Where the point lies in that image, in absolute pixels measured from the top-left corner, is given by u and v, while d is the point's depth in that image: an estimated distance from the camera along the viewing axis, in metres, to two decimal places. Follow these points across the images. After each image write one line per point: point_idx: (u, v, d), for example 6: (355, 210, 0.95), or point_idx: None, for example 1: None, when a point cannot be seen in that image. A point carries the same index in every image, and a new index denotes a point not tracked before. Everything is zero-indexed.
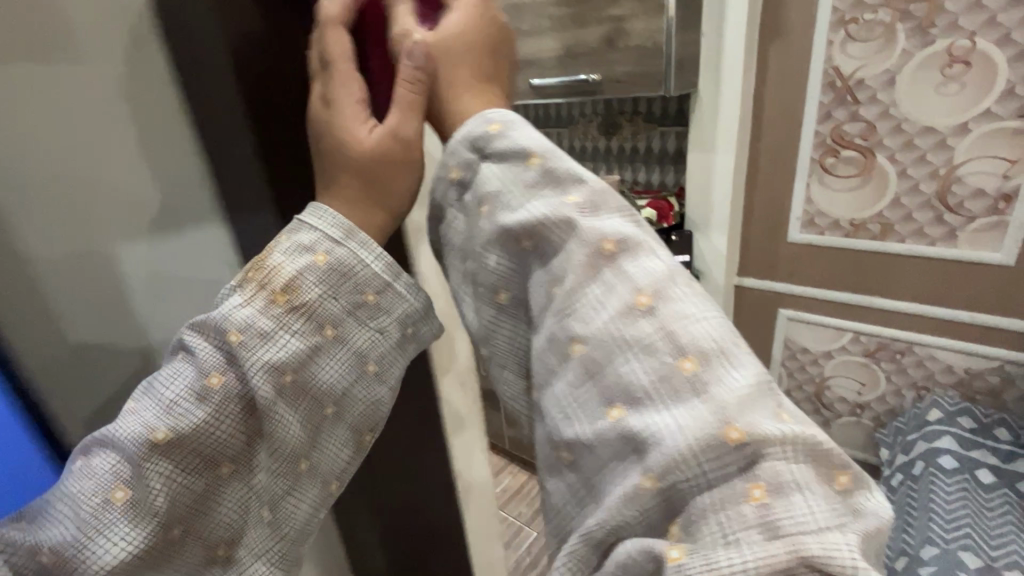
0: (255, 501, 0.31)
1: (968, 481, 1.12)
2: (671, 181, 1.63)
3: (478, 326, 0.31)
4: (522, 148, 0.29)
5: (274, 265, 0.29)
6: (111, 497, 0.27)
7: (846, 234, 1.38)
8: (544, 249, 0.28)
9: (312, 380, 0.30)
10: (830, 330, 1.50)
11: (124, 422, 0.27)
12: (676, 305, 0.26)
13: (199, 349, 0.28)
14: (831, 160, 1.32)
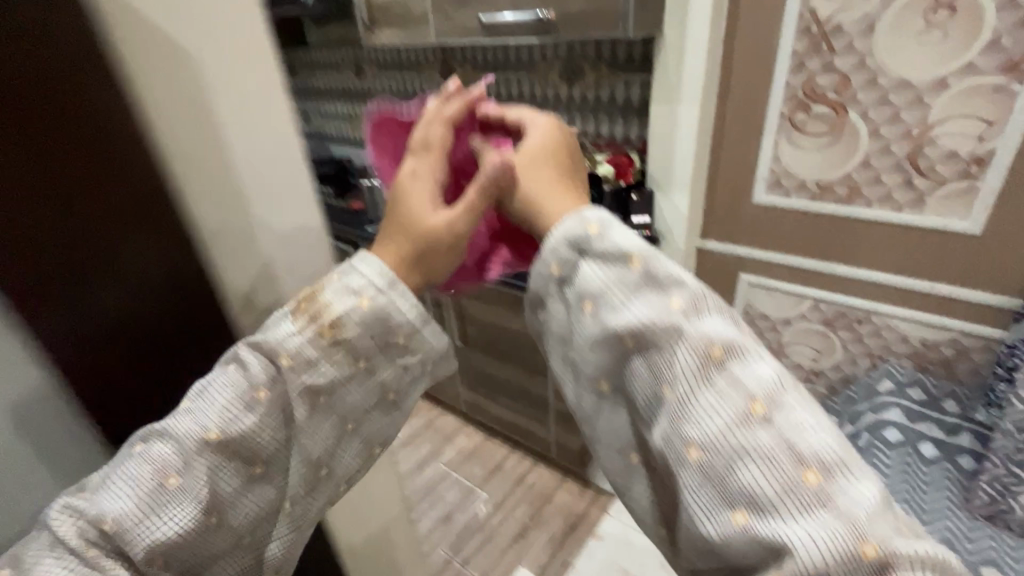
0: (279, 495, 0.41)
1: (909, 454, 1.11)
2: (635, 135, 1.52)
3: (591, 406, 0.45)
4: (621, 256, 0.42)
5: (324, 304, 0.40)
6: (166, 481, 0.35)
7: (812, 197, 1.30)
8: (649, 351, 0.39)
9: (338, 401, 0.41)
10: (790, 297, 1.45)
11: (182, 421, 0.36)
12: (786, 414, 0.35)
13: (250, 366, 0.37)
14: (801, 116, 1.23)
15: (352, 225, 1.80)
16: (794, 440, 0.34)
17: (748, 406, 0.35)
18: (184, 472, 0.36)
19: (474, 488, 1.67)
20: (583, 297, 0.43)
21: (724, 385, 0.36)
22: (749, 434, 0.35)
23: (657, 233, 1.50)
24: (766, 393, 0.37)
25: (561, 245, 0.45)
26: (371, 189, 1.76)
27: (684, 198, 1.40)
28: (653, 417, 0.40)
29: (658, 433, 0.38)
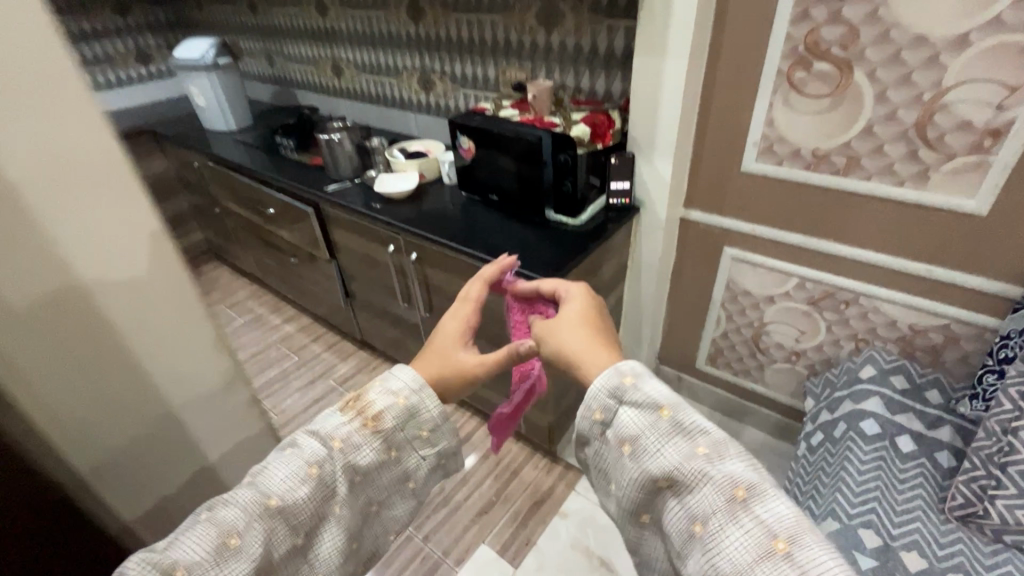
0: (307, 557, 0.55)
1: (886, 450, 1.05)
2: (617, 91, 1.37)
3: (636, 532, 0.59)
4: (655, 404, 0.57)
5: (370, 400, 0.62)
6: (227, 539, 0.49)
7: (806, 167, 1.18)
8: (680, 491, 0.52)
9: (370, 479, 0.61)
10: (775, 274, 1.36)
11: (247, 494, 0.52)
12: (802, 549, 0.46)
13: (308, 448, 0.56)
14: (800, 74, 1.09)
15: (312, 184, 1.66)
16: (800, 563, 0.45)
17: (767, 542, 0.47)
18: (243, 533, 0.50)
19: None
20: (624, 441, 0.57)
21: (746, 518, 0.48)
22: (766, 562, 0.46)
23: (637, 201, 1.39)
24: (779, 529, 0.47)
25: (603, 395, 0.60)
26: (330, 143, 1.58)
27: (667, 165, 1.28)
28: (687, 553, 0.51)
29: (696, 564, 0.49)
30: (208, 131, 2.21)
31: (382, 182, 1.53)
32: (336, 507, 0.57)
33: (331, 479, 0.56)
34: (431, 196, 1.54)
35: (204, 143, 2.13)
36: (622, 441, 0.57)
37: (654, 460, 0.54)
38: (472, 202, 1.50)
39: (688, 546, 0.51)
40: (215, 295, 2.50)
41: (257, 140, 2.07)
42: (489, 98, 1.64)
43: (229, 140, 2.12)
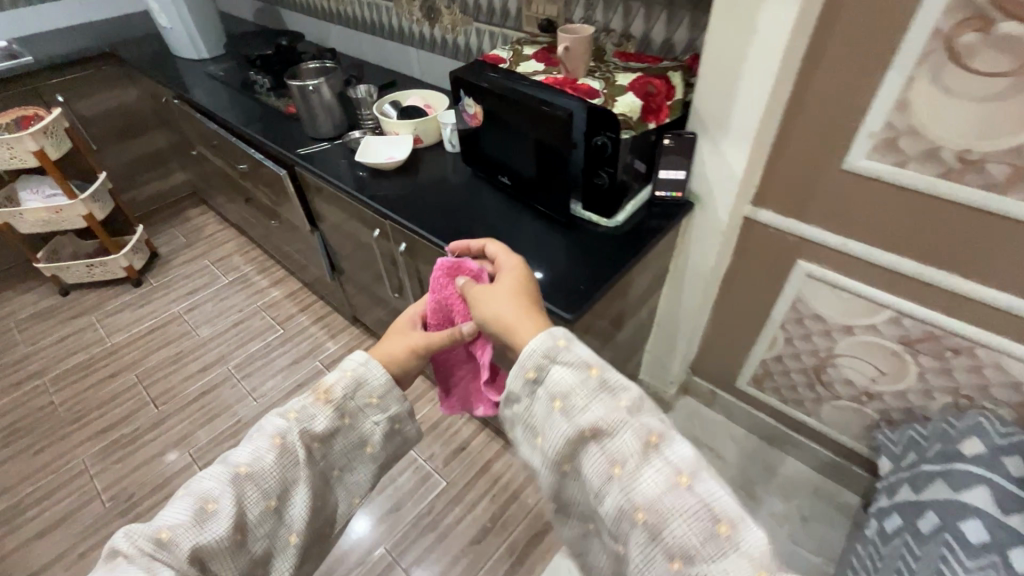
0: (281, 523, 0.57)
1: (994, 571, 0.80)
2: (681, 41, 0.99)
3: (544, 474, 0.60)
4: (585, 362, 0.58)
5: (334, 378, 0.64)
6: (204, 505, 0.53)
7: (943, 173, 0.83)
8: (600, 436, 0.55)
9: (333, 445, 0.62)
10: (862, 303, 1.05)
11: (206, 477, 0.55)
12: (703, 484, 0.50)
13: (272, 423, 0.59)
14: (968, 39, 0.72)
15: (284, 141, 1.35)
16: (705, 495, 0.50)
17: (673, 475, 0.51)
18: (217, 499, 0.53)
19: (431, 475, 1.43)
20: (555, 397, 0.58)
21: (658, 459, 0.52)
22: (673, 496, 0.50)
23: (691, 196, 1.07)
24: (683, 465, 0.52)
25: (536, 355, 0.60)
26: (303, 90, 1.22)
27: (740, 154, 0.95)
28: (604, 492, 0.54)
29: (613, 503, 0.52)
30: (178, 58, 1.87)
31: (366, 148, 1.22)
32: (302, 473, 0.58)
33: (295, 448, 0.58)
34: (427, 168, 1.22)
35: (170, 74, 1.80)
36: (553, 395, 0.58)
37: (583, 415, 0.56)
38: (477, 181, 1.19)
39: (604, 488, 0.53)
40: (197, 248, 2.26)
41: (231, 75, 1.73)
42: (507, 37, 1.27)
43: (200, 71, 1.79)
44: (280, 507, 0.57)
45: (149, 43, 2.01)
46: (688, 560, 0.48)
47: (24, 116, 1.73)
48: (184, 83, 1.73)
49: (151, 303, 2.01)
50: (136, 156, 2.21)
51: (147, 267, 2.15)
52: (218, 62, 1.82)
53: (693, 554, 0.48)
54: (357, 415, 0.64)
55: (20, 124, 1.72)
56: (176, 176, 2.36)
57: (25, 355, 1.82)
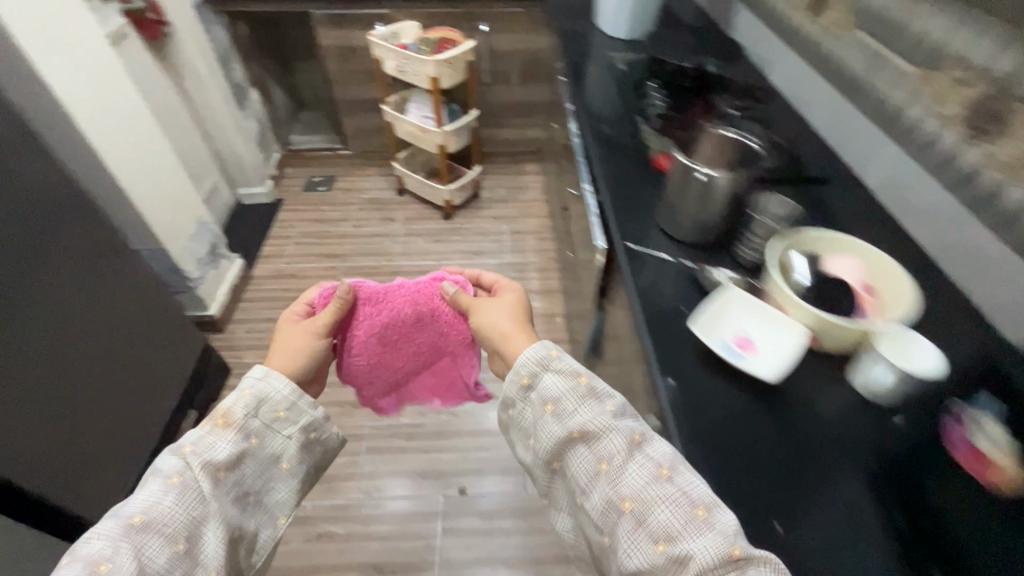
0: (185, 556, 0.63)
1: None
2: None
3: (542, 462, 0.70)
4: (577, 370, 0.69)
5: (226, 411, 0.72)
6: (97, 567, 0.57)
7: None
8: (586, 434, 0.64)
9: (238, 469, 0.71)
10: None
11: (100, 534, 0.61)
12: (681, 473, 0.59)
13: (167, 468, 0.66)
14: None
15: (628, 207, 0.98)
16: (683, 485, 0.58)
17: (654, 468, 0.59)
18: (110, 556, 0.59)
19: None
20: (549, 403, 0.68)
21: (641, 454, 0.61)
22: (653, 490, 0.58)
23: None
24: (663, 459, 0.60)
25: (531, 363, 0.71)
26: (687, 172, 0.81)
27: None
28: (591, 488, 0.62)
29: (600, 495, 0.60)
30: (597, 30, 1.62)
31: (721, 314, 0.72)
32: (211, 508, 0.66)
33: (197, 483, 0.66)
34: (790, 385, 0.69)
35: (577, 46, 1.57)
36: (546, 400, 0.68)
37: (572, 419, 0.65)
38: (860, 481, 0.61)
39: (593, 483, 0.61)
40: (509, 211, 2.19)
41: (632, 75, 1.40)
42: None
43: (605, 53, 1.50)
44: (191, 547, 0.64)
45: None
46: (671, 541, 0.55)
47: (441, 42, 1.80)
48: (580, 64, 1.48)
49: (444, 243, 2.05)
50: (515, 101, 2.19)
51: (463, 205, 2.20)
52: (629, 50, 1.50)
53: (674, 535, 0.55)
54: (265, 432, 0.74)
55: (437, 47, 1.79)
56: (532, 131, 2.30)
57: (347, 233, 2.08)
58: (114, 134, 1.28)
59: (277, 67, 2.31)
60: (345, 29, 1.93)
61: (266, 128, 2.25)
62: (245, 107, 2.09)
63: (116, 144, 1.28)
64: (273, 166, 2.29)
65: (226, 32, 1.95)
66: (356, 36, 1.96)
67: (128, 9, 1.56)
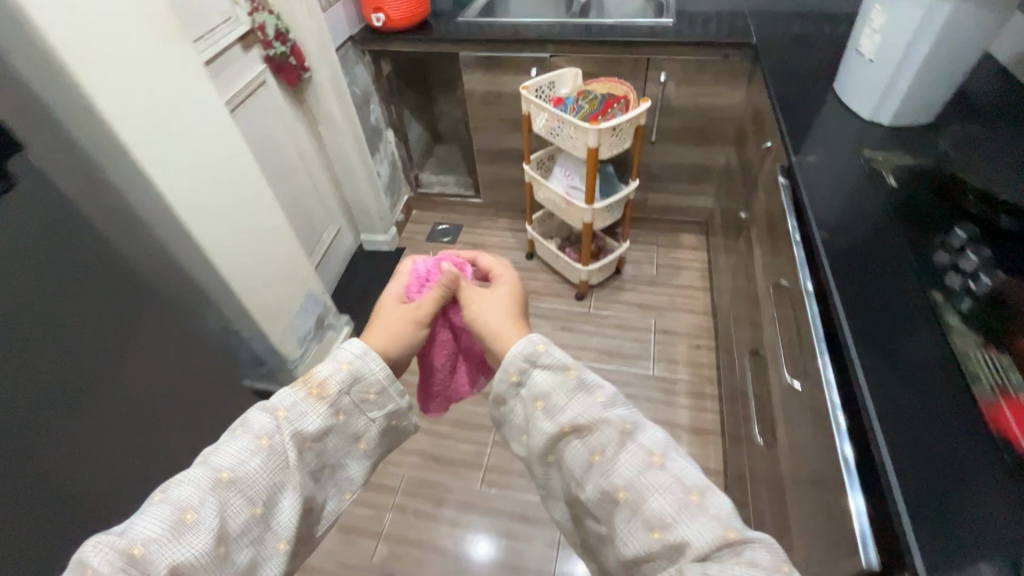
0: (266, 521, 0.54)
1: None
2: None
3: (542, 464, 0.66)
4: (563, 364, 0.64)
5: (317, 375, 0.61)
6: (182, 515, 0.49)
7: None
8: (583, 430, 0.60)
9: (323, 442, 0.60)
10: None
11: (183, 484, 0.51)
12: (676, 462, 0.56)
13: (257, 424, 0.55)
14: None
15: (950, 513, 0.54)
16: (674, 470, 0.56)
17: (646, 454, 0.57)
18: (198, 506, 0.49)
19: None
20: (538, 400, 0.63)
21: (632, 443, 0.58)
22: (653, 487, 0.54)
23: None
24: (655, 447, 0.58)
25: (516, 359, 0.66)
26: None
27: None
28: (585, 481, 0.58)
29: (592, 487, 0.57)
30: (838, 106, 1.14)
31: None
32: (293, 476, 0.56)
33: (288, 448, 0.56)
34: None
35: (806, 131, 1.10)
36: (536, 397, 0.63)
37: (562, 415, 0.61)
38: None
39: (585, 475, 0.59)
40: (659, 299, 1.78)
41: (904, 189, 0.91)
42: None
43: (854, 148, 1.02)
44: (266, 512, 0.54)
45: (816, 53, 1.33)
46: (666, 528, 0.52)
47: (606, 102, 1.44)
48: (816, 165, 1.01)
49: (574, 333, 1.70)
50: (684, 164, 1.76)
51: (602, 283, 1.83)
52: (894, 146, 1.01)
53: (666, 520, 0.53)
54: (348, 409, 0.63)
55: (600, 108, 1.43)
56: (699, 201, 1.87)
57: None
58: (225, 217, 1.11)
59: (417, 101, 2.16)
60: (496, 74, 1.67)
61: (399, 168, 2.09)
62: (379, 149, 1.93)
63: (229, 230, 1.12)
64: (400, 210, 2.14)
65: (371, 72, 1.79)
66: (506, 83, 1.68)
67: (270, 55, 1.44)
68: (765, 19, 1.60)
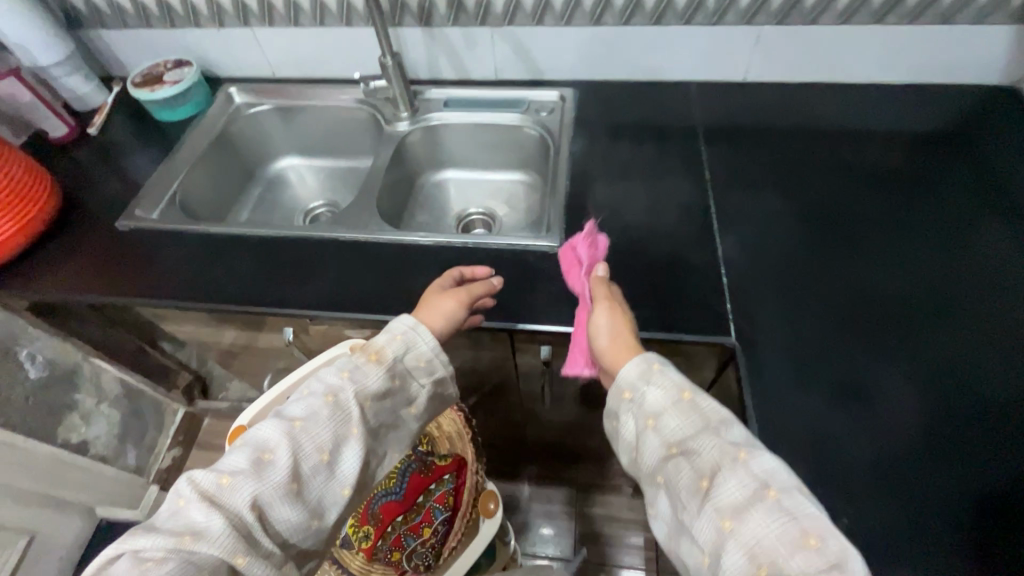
0: (320, 466, 0.55)
1: None
2: None
3: (648, 493, 0.49)
4: (680, 383, 0.50)
5: (378, 344, 0.61)
6: (262, 455, 0.53)
7: None
8: (689, 451, 0.47)
9: (379, 404, 0.59)
10: None
11: (264, 427, 0.56)
12: (765, 463, 0.44)
13: (326, 377, 0.59)
14: None
15: None
16: (793, 510, 0.42)
17: (761, 492, 0.42)
18: (274, 449, 0.54)
19: None
20: (648, 417, 0.50)
21: (744, 472, 0.44)
22: (757, 509, 0.42)
23: None
24: (769, 477, 0.43)
25: (625, 374, 0.52)
26: None
27: None
28: (689, 509, 0.45)
29: (698, 523, 0.44)
30: None
31: None
32: (353, 428, 0.57)
33: (347, 409, 0.57)
34: None
35: None
36: (644, 415, 0.50)
37: (676, 434, 0.48)
38: None
39: (693, 508, 0.45)
40: None
41: None
42: None
43: None
44: (333, 460, 0.55)
45: (926, 486, 0.52)
46: (739, 519, 0.42)
47: (410, 481, 0.67)
48: None
49: None
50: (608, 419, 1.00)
51: None
52: None
53: (780, 568, 0.40)
54: (403, 376, 0.61)
55: (382, 518, 0.67)
56: None
57: None
58: None
59: None
60: (218, 327, 0.83)
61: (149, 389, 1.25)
62: (79, 404, 1.08)
63: None
64: (171, 443, 1.32)
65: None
66: (251, 336, 0.85)
67: None
68: (771, 231, 0.72)
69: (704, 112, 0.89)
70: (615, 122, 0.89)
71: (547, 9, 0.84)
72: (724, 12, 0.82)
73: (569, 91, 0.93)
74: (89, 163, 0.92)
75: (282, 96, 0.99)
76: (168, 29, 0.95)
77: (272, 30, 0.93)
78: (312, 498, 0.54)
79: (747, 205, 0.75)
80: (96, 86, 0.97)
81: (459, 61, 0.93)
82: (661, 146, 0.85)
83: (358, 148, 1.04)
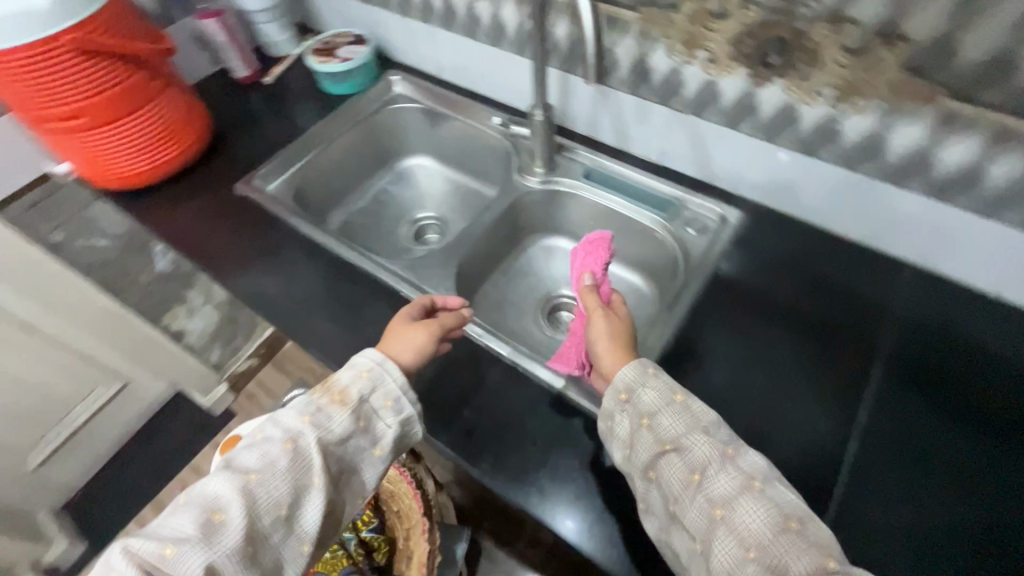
0: (278, 525, 0.45)
1: None
2: None
3: (640, 492, 0.46)
4: (673, 389, 0.48)
5: (341, 382, 0.52)
6: (211, 516, 0.44)
7: None
8: (682, 448, 0.44)
9: (342, 450, 0.50)
10: None
11: (211, 482, 0.46)
12: (750, 458, 0.43)
13: (282, 420, 0.49)
14: None
15: None
16: (778, 500, 0.41)
17: (747, 484, 0.41)
18: (225, 509, 0.44)
19: None
20: (642, 417, 0.47)
21: (734, 465, 0.43)
22: (748, 499, 0.41)
23: None
24: (755, 471, 0.42)
25: (622, 376, 0.50)
26: None
27: None
28: (682, 505, 0.42)
29: (691, 514, 0.42)
30: None
31: None
32: (315, 478, 0.47)
33: (309, 456, 0.47)
34: None
35: None
36: (639, 414, 0.47)
37: (671, 431, 0.45)
38: None
39: (686, 503, 0.42)
40: None
41: None
42: None
43: None
44: (293, 515, 0.46)
45: None
46: (730, 505, 0.41)
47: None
48: None
49: None
50: None
51: None
52: None
53: (767, 551, 0.39)
54: (369, 415, 0.52)
55: None
56: None
57: None
58: None
59: None
60: None
61: None
62: (188, 300, 1.21)
63: None
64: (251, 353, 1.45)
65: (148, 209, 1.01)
66: None
67: None
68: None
69: (860, 320, 0.64)
70: (775, 273, 0.69)
71: (747, 113, 0.65)
72: (996, 210, 0.56)
73: (735, 214, 0.73)
74: (256, 108, 0.96)
75: (434, 99, 0.93)
76: (359, 4, 0.94)
77: (447, 34, 0.87)
78: (268, 563, 0.45)
79: (879, 515, 0.51)
80: (289, 37, 1.01)
81: (623, 128, 0.78)
82: (786, 339, 0.63)
83: (490, 175, 0.95)
